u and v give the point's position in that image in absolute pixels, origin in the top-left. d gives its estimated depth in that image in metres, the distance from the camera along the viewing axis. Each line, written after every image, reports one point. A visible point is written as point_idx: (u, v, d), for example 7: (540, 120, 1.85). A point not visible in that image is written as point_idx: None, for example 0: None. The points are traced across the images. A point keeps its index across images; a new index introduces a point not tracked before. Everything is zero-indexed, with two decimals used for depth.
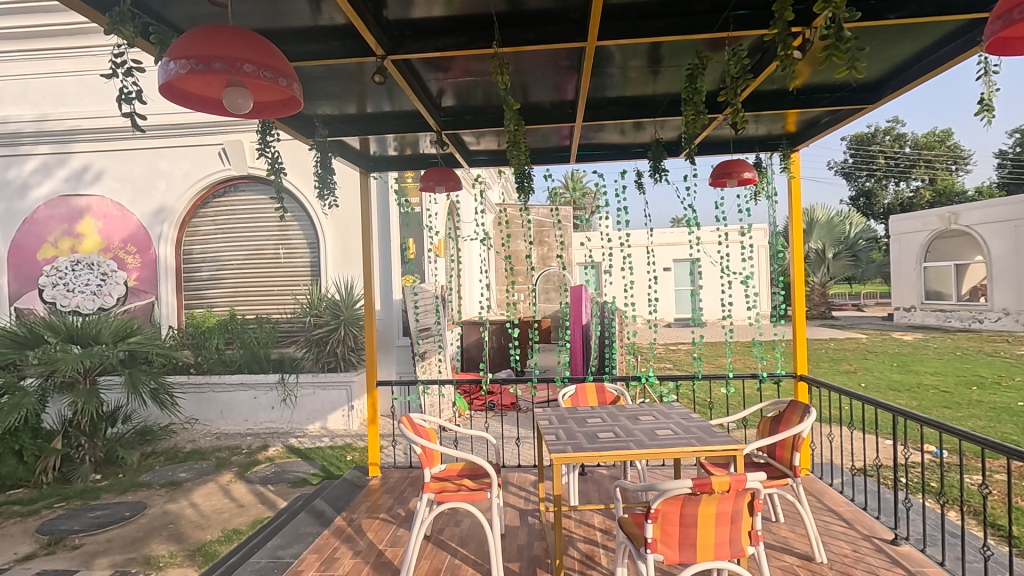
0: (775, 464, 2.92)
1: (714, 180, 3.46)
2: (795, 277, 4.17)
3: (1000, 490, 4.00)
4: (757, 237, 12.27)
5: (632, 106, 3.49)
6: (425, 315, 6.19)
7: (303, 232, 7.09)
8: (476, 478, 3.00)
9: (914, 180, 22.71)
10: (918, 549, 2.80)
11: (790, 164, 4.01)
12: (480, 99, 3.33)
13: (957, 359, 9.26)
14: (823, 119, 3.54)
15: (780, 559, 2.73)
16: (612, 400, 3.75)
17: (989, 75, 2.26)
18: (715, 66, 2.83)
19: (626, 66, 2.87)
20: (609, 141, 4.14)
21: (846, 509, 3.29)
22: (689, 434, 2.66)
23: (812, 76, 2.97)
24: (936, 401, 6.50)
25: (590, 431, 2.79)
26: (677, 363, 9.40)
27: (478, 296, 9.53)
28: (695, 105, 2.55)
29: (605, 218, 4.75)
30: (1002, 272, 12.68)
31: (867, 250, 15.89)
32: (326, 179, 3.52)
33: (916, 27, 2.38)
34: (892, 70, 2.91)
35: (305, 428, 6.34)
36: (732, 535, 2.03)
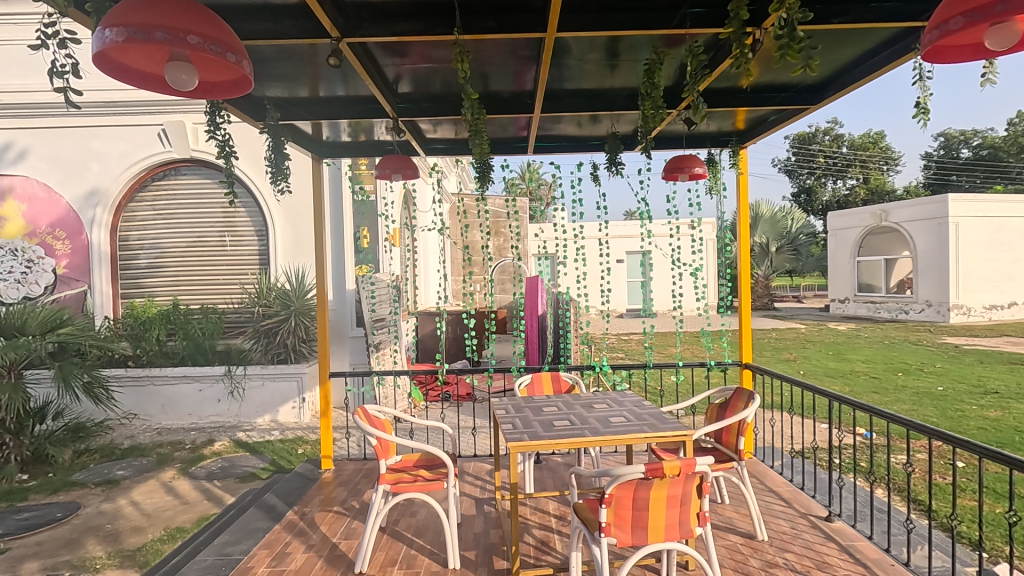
0: (721, 448, 3.06)
1: (666, 174, 3.55)
2: (741, 270, 4.35)
3: (921, 467, 4.34)
4: (707, 230, 12.71)
5: (590, 98, 3.52)
6: (380, 305, 6.10)
7: (250, 218, 6.82)
8: (433, 469, 2.99)
9: (849, 179, 24.04)
10: (849, 524, 3.00)
11: (739, 160, 4.14)
12: (438, 86, 3.29)
13: (885, 348, 9.90)
14: (769, 117, 3.70)
15: (724, 538, 2.86)
16: (567, 389, 3.80)
17: (923, 81, 2.41)
18: (671, 61, 2.89)
19: (584, 59, 2.89)
20: (566, 133, 4.18)
21: (785, 489, 3.48)
22: (641, 421, 2.74)
23: (763, 75, 3.08)
24: (866, 386, 6.95)
25: (546, 420, 2.83)
26: (629, 353, 9.66)
27: (435, 288, 9.48)
28: (654, 100, 2.63)
29: (561, 210, 4.80)
30: (926, 267, 13.59)
31: (806, 246, 16.79)
32: (280, 163, 3.39)
33: (858, 32, 2.50)
34: (836, 72, 3.06)
35: (253, 421, 6.15)
36: (680, 517, 2.11)
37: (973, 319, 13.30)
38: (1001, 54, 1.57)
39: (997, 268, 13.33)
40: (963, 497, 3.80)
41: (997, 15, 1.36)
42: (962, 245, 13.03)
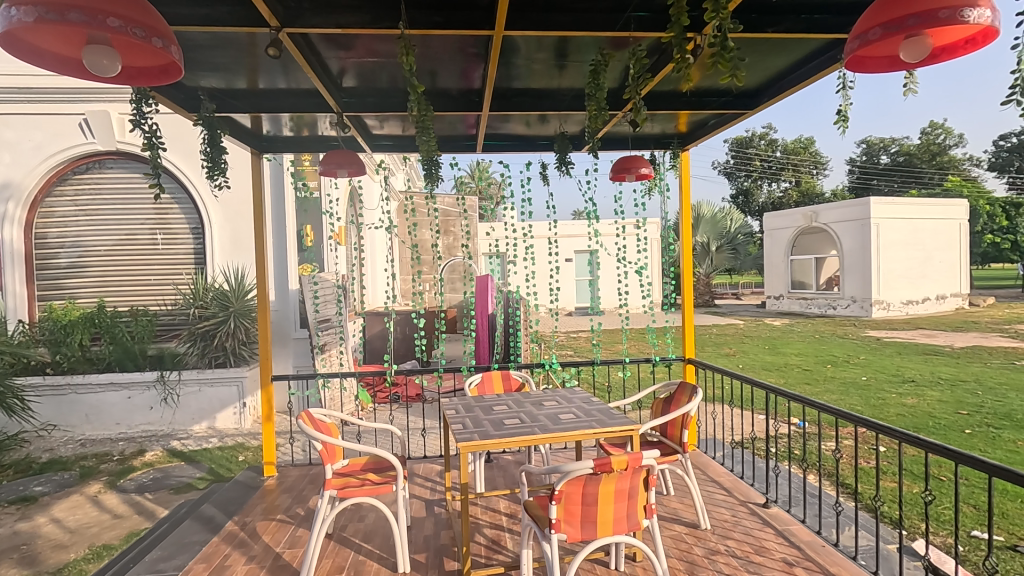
0: (666, 441, 3.15)
1: (614, 175, 3.62)
2: (684, 268, 4.50)
3: (848, 453, 4.62)
4: (652, 230, 13.10)
5: (538, 97, 3.54)
6: (324, 305, 5.93)
7: (184, 215, 6.48)
8: (381, 472, 2.93)
9: (783, 181, 25.37)
10: (784, 510, 3.16)
11: (680, 162, 4.29)
12: (385, 81, 3.22)
13: (815, 342, 10.51)
14: (709, 121, 3.84)
15: (670, 529, 2.95)
16: (517, 387, 3.81)
17: (846, 90, 2.55)
18: (617, 63, 2.94)
19: (532, 58, 2.90)
20: (515, 132, 4.19)
21: (726, 479, 3.63)
22: (590, 417, 2.78)
23: (703, 80, 3.19)
24: (799, 378, 7.35)
25: (496, 419, 2.83)
26: (578, 350, 9.82)
27: (382, 287, 9.30)
28: (597, 101, 2.66)
29: (510, 210, 4.82)
30: (852, 265, 14.49)
31: (744, 245, 17.37)
32: (216, 158, 3.23)
33: (789, 41, 2.63)
34: (769, 80, 3.21)
35: (189, 428, 5.84)
36: (628, 511, 2.15)
37: (893, 313, 14.29)
38: (914, 65, 1.67)
39: (913, 266, 14.38)
40: (885, 479, 4.08)
41: (910, 28, 1.44)
42: (883, 245, 13.98)
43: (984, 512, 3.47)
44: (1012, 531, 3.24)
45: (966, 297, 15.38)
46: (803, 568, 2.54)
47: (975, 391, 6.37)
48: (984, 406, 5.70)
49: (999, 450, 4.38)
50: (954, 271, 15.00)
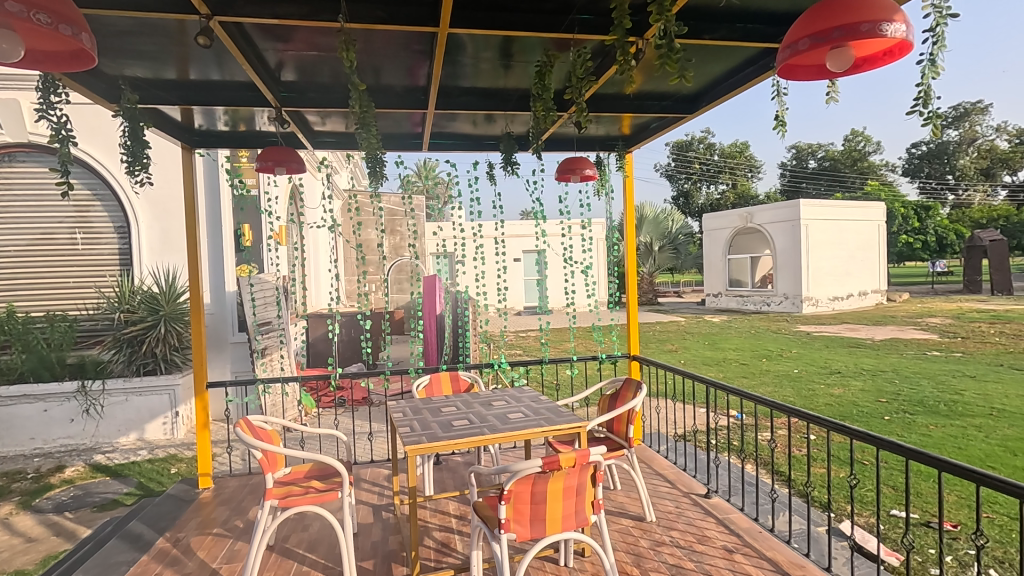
0: (613, 436, 3.22)
1: (559, 175, 3.67)
2: (628, 267, 4.61)
3: (782, 442, 4.87)
4: (598, 230, 13.36)
5: (484, 96, 3.54)
6: (263, 307, 5.69)
7: (108, 213, 6.05)
8: (326, 479, 2.83)
9: (720, 184, 26.54)
10: (724, 499, 3.30)
11: (625, 163, 4.40)
12: (327, 76, 3.11)
13: (751, 337, 11.04)
14: (652, 124, 3.95)
15: (617, 522, 3.01)
16: (466, 388, 3.78)
17: (781, 96, 2.68)
18: (562, 65, 2.98)
19: (478, 57, 2.89)
20: (461, 131, 4.16)
21: (670, 471, 3.75)
22: (538, 416, 2.80)
23: (645, 83, 3.27)
24: (737, 372, 7.69)
25: (445, 420, 2.80)
26: (527, 349, 9.90)
27: (326, 289, 9.03)
28: (544, 101, 2.67)
29: (457, 209, 4.79)
30: (784, 264, 15.31)
31: (686, 245, 18.11)
32: (138, 152, 3.02)
33: (725, 49, 2.73)
34: (707, 86, 3.34)
35: (115, 441, 5.47)
36: (577, 507, 2.18)
37: (821, 309, 15.19)
38: (839, 75, 1.78)
39: (838, 264, 15.34)
40: (815, 466, 4.32)
41: (835, 40, 1.52)
42: (812, 245, 14.84)
43: (902, 492, 3.74)
44: (926, 508, 3.51)
45: (885, 293, 16.55)
46: (742, 554, 2.65)
47: (893, 380, 6.86)
48: (901, 394, 6.14)
49: (915, 434, 4.74)
50: (874, 269, 16.10)
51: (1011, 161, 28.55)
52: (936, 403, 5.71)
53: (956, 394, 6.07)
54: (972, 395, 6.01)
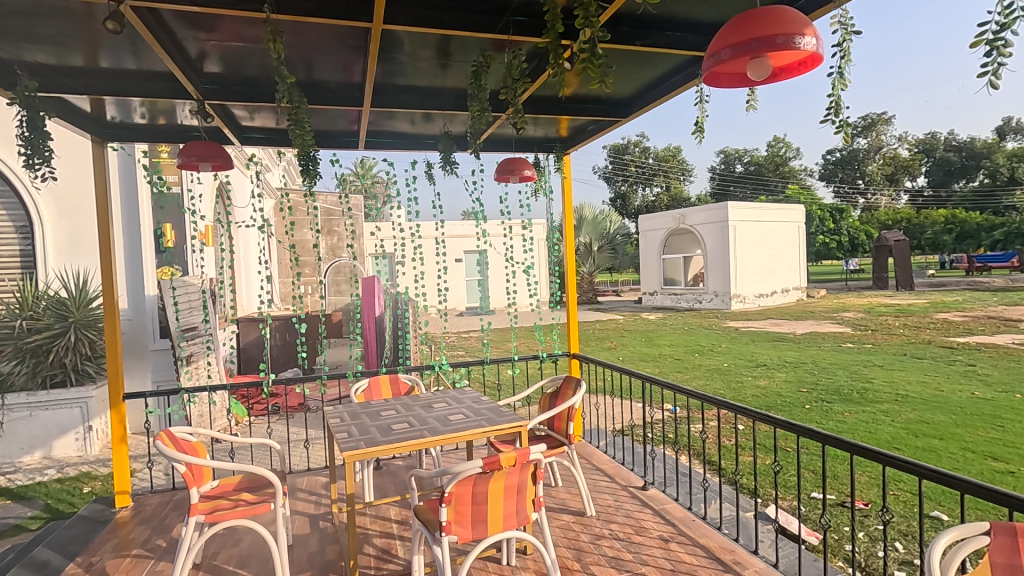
0: (553, 435, 3.26)
1: (499, 176, 3.68)
2: (568, 267, 4.69)
3: (713, 433, 5.10)
4: (539, 231, 13.51)
5: (422, 95, 3.50)
6: (188, 312, 5.37)
7: (6, 211, 5.52)
8: (258, 490, 2.70)
9: (655, 187, 27.59)
10: (660, 490, 3.42)
11: (563, 165, 4.48)
12: (254, 68, 2.98)
13: (685, 333, 11.51)
14: (588, 127, 4.04)
15: (558, 519, 3.05)
16: (406, 392, 3.72)
17: (703, 103, 2.81)
18: (498, 66, 2.99)
19: (416, 55, 2.85)
20: (399, 130, 4.09)
21: (609, 465, 3.85)
22: (479, 417, 2.80)
23: (579, 87, 3.34)
24: (672, 367, 8.00)
25: (384, 424, 2.74)
26: (469, 349, 9.89)
27: (257, 291, 8.63)
28: (480, 102, 2.69)
29: (396, 209, 4.69)
30: (713, 263, 16.07)
31: (623, 245, 18.56)
32: (39, 144, 2.78)
33: (656, 55, 2.83)
34: (638, 91, 3.45)
35: (17, 460, 4.99)
36: (518, 505, 2.19)
37: (748, 305, 16.04)
38: (760, 83, 1.88)
39: (763, 263, 16.26)
40: (743, 454, 4.56)
41: (755, 50, 1.61)
42: (739, 245, 15.66)
43: (820, 475, 4.01)
44: (841, 489, 3.78)
45: (805, 289, 17.69)
46: (677, 543, 2.75)
47: (812, 371, 7.35)
48: (819, 384, 6.59)
49: (831, 421, 5.10)
50: (794, 267, 17.18)
51: (911, 169, 31.29)
52: (849, 391, 6.17)
53: (867, 382, 6.59)
54: (880, 382, 6.54)
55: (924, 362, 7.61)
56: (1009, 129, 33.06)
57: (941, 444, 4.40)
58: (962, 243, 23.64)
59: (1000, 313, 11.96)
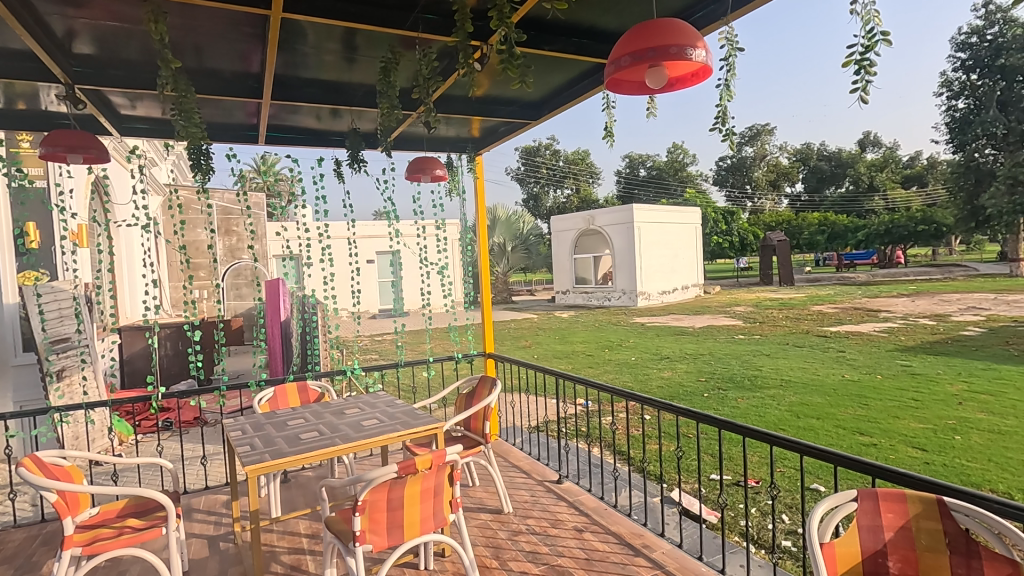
0: (470, 434, 3.28)
1: (410, 175, 3.63)
2: (482, 268, 4.70)
3: (623, 425, 5.34)
4: (453, 232, 13.46)
5: (328, 89, 3.36)
6: (58, 322, 4.78)
7: None
8: (147, 515, 2.46)
9: (565, 188, 28.53)
10: (574, 483, 3.53)
11: (476, 166, 4.45)
12: (135, 52, 2.71)
13: (595, 329, 11.97)
14: (500, 128, 4.09)
15: (476, 518, 3.05)
16: (315, 399, 3.55)
17: (610, 108, 2.92)
18: (407, 63, 2.94)
19: (321, 48, 2.74)
20: (304, 125, 3.90)
21: (525, 462, 3.91)
22: (394, 420, 2.74)
23: (490, 88, 3.36)
24: (583, 363, 8.29)
25: (291, 434, 2.60)
26: (382, 352, 9.63)
27: (142, 297, 7.87)
28: (389, 99, 2.61)
29: (302, 208, 4.47)
30: (621, 262, 16.83)
31: (536, 245, 19.04)
32: None
33: (563, 60, 2.91)
34: (548, 94, 3.53)
35: None
36: (435, 508, 2.15)
37: (653, 302, 16.95)
38: (658, 91, 2.00)
39: (665, 262, 17.29)
40: (650, 443, 4.82)
41: (651, 59, 1.70)
42: (643, 245, 16.54)
43: (718, 458, 4.33)
44: (736, 470, 4.10)
45: (702, 286, 19.00)
46: (591, 532, 2.85)
47: (709, 361, 7.93)
48: (715, 373, 7.11)
49: (727, 407, 5.52)
50: (693, 265, 18.40)
51: (790, 176, 34.64)
52: (741, 379, 6.71)
53: (755, 370, 7.21)
54: (767, 370, 7.17)
55: (803, 349, 8.46)
56: (868, 142, 37.54)
57: (819, 423, 4.90)
58: (832, 242, 26.49)
59: (863, 304, 13.55)
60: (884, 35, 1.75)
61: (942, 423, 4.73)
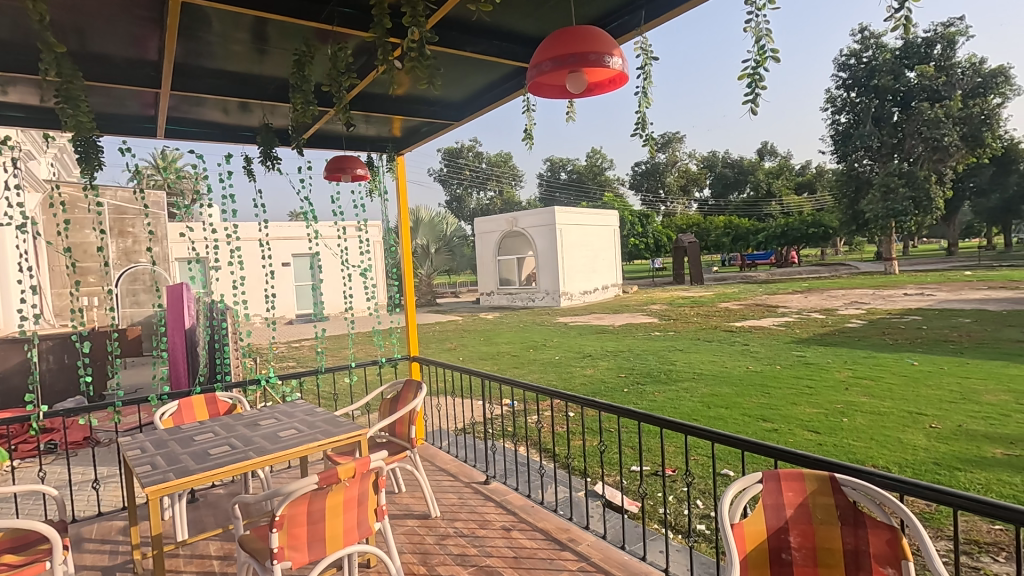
0: (395, 440, 3.21)
1: (329, 174, 3.49)
2: (405, 270, 4.62)
3: (548, 423, 5.44)
4: (375, 234, 13.12)
5: (236, 82, 3.17)
6: None
7: None
8: (27, 548, 2.20)
9: (488, 190, 28.82)
10: (502, 482, 3.55)
11: (397, 166, 4.36)
12: (7, 31, 2.42)
13: (520, 330, 12.12)
14: (421, 128, 4.04)
15: (403, 525, 2.99)
16: (226, 411, 3.32)
17: (530, 112, 2.97)
18: (323, 58, 2.84)
19: (228, 37, 2.57)
20: (209, 119, 3.65)
21: (452, 464, 3.89)
22: (313, 429, 2.62)
23: (411, 87, 3.32)
24: (509, 363, 8.37)
25: (198, 450, 2.41)
26: (301, 359, 9.21)
27: (19, 306, 7.02)
28: (304, 93, 2.49)
29: (208, 208, 4.18)
30: (544, 263, 17.14)
31: (460, 246, 18.99)
32: None
33: (484, 63, 2.93)
34: (470, 96, 3.54)
35: None
36: (359, 518, 2.08)
37: (575, 302, 17.40)
38: (578, 96, 2.06)
39: (586, 263, 17.82)
40: (574, 439, 4.95)
41: (571, 65, 1.75)
42: (565, 246, 16.96)
43: (638, 450, 4.52)
44: (654, 460, 4.30)
45: (621, 286, 19.76)
46: (519, 530, 2.88)
47: (628, 358, 8.27)
48: (634, 369, 7.42)
49: (645, 401, 5.78)
50: (612, 266, 19.09)
51: (699, 181, 36.87)
52: (658, 373, 7.05)
53: (670, 364, 7.60)
54: (681, 364, 7.58)
55: (713, 344, 9.03)
56: (766, 151, 40.75)
57: (727, 412, 5.24)
58: (737, 244, 28.45)
59: (763, 301, 14.69)
60: (773, 53, 1.90)
61: (832, 407, 5.21)
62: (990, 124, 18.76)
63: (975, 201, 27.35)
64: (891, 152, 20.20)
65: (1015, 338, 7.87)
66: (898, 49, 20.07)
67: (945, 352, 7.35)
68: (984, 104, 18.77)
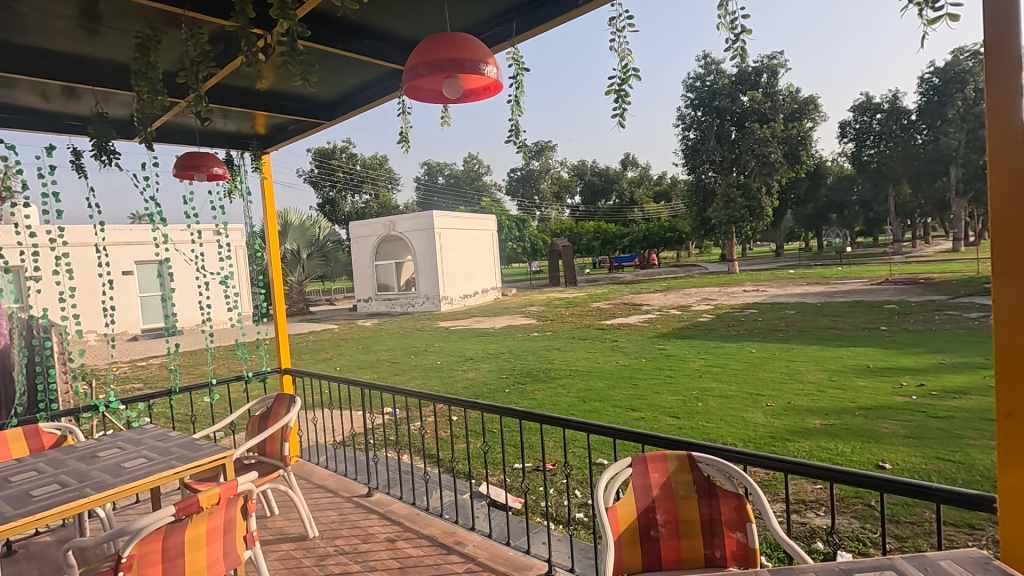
0: (266, 459, 2.98)
1: (180, 173, 3.16)
2: (273, 276, 4.31)
3: (431, 429, 5.37)
4: (237, 238, 12.04)
5: (60, 62, 2.75)
6: None
7: None
8: None
9: (364, 194, 28.25)
10: (385, 493, 3.45)
11: (262, 165, 4.08)
12: None
13: (401, 336, 11.86)
14: (288, 126, 3.81)
15: (276, 550, 2.78)
16: (52, 444, 2.84)
17: (406, 114, 2.93)
18: (172, 43, 2.57)
19: (47, 10, 2.22)
20: (23, 103, 3.12)
21: (330, 480, 3.69)
22: (167, 456, 2.35)
23: (276, 82, 3.12)
24: (389, 370, 8.15)
25: (17, 493, 2.04)
26: (149, 380, 8.18)
27: None
28: (151, 81, 2.17)
29: (24, 208, 3.55)
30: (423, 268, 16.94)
31: (334, 251, 18.10)
32: None
33: (356, 61, 2.84)
34: (342, 95, 3.41)
35: None
36: (225, 547, 1.91)
37: (456, 306, 17.42)
38: (453, 101, 2.08)
39: (466, 267, 17.93)
40: (458, 443, 4.95)
41: (447, 70, 1.76)
42: (444, 250, 16.90)
43: (520, 448, 4.64)
44: (536, 456, 4.45)
45: (501, 289, 20.15)
46: (403, 540, 2.82)
47: (509, 359, 8.46)
48: (515, 370, 7.60)
49: (526, 400, 5.95)
50: (491, 270, 19.41)
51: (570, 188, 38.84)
52: (537, 372, 7.29)
53: (548, 363, 7.91)
54: (559, 362, 7.92)
55: (586, 342, 9.55)
56: (628, 161, 44.11)
57: (601, 404, 5.58)
58: (605, 248, 30.36)
59: (630, 300, 15.85)
60: (635, 72, 2.07)
61: (689, 394, 5.78)
62: (805, 144, 21.97)
63: (795, 210, 31.96)
64: (731, 166, 22.89)
65: (827, 325, 9.30)
66: (734, 75, 22.77)
67: (776, 340, 8.49)
68: (801, 127, 21.99)
